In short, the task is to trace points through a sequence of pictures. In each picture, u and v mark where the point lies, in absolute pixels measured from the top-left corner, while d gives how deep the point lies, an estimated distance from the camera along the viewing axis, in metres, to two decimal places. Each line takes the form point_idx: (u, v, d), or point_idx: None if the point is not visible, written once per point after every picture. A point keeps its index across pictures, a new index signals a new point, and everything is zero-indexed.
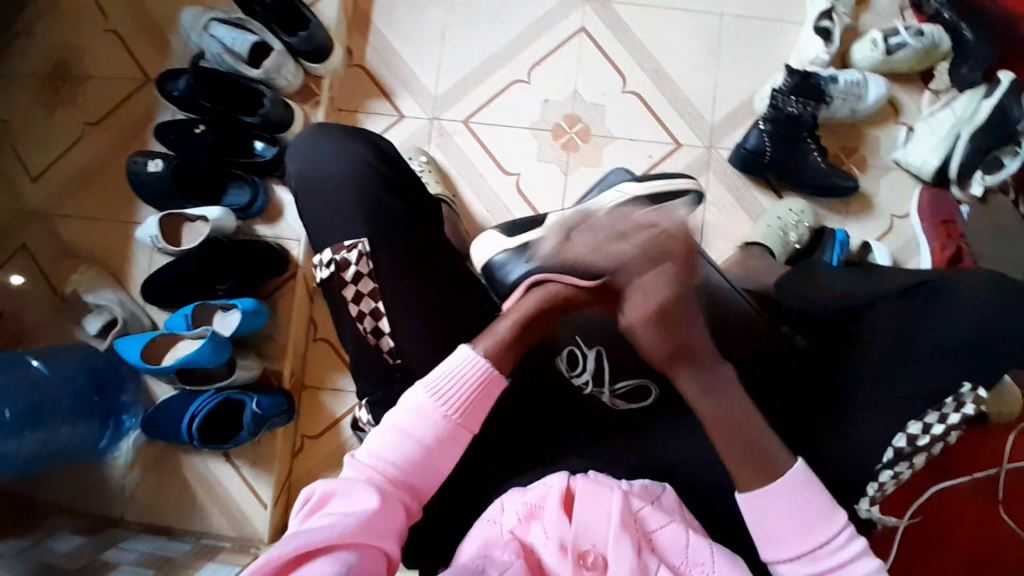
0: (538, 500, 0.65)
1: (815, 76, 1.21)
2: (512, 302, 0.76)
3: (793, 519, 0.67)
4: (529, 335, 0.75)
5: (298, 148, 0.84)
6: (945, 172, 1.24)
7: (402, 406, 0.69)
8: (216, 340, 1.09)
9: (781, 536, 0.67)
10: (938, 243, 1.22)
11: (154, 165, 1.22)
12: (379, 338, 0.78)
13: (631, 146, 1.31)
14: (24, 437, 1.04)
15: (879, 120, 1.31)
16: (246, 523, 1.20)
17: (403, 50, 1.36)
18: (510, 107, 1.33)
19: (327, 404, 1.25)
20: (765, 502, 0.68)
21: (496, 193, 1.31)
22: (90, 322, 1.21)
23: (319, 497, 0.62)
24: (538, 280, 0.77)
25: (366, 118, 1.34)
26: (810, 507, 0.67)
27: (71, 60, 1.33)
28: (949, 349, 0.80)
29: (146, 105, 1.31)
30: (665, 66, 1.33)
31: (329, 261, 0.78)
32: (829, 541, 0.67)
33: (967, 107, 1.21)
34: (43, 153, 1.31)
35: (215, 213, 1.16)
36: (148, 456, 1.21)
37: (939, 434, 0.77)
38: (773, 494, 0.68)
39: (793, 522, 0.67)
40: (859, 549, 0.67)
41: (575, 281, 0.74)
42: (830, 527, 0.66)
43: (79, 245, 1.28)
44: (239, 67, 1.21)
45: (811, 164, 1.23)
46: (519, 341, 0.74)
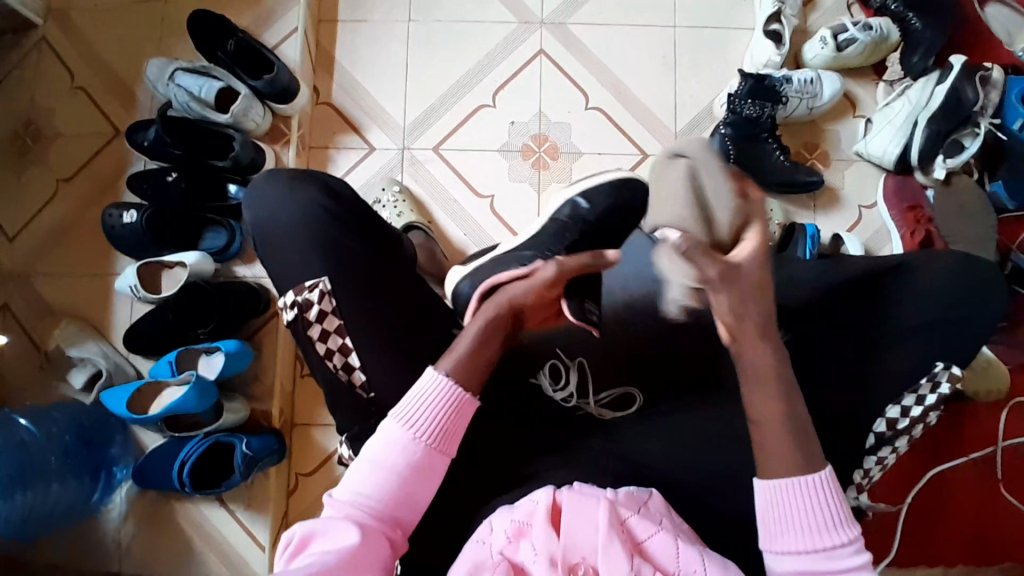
0: (526, 517, 0.66)
1: (769, 79, 1.25)
2: (471, 314, 0.79)
3: (806, 514, 0.64)
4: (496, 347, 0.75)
5: (257, 196, 0.84)
6: (906, 159, 1.28)
7: (375, 437, 0.69)
8: (201, 384, 1.09)
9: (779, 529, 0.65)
10: (907, 229, 1.25)
11: (129, 216, 1.22)
12: (351, 373, 0.78)
13: (600, 160, 1.34)
14: (15, 498, 1.03)
15: (836, 115, 1.35)
16: (243, 568, 1.18)
17: (370, 84, 1.38)
18: (477, 131, 1.36)
19: (319, 440, 1.24)
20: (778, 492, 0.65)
21: (470, 215, 1.33)
22: (75, 376, 1.21)
23: (300, 539, 0.62)
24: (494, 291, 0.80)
25: (337, 153, 1.37)
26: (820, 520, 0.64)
27: (40, 121, 1.35)
28: (914, 331, 0.82)
29: (118, 159, 1.33)
30: (625, 81, 1.37)
31: (291, 303, 0.79)
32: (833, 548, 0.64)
33: (921, 94, 1.23)
34: (18, 215, 1.32)
35: (193, 258, 1.18)
36: (139, 509, 1.20)
37: (917, 415, 0.79)
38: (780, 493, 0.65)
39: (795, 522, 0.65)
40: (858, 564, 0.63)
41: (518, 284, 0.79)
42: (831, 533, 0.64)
43: (58, 302, 1.28)
44: (205, 113, 1.23)
45: (774, 163, 1.26)
46: (490, 351, 0.74)
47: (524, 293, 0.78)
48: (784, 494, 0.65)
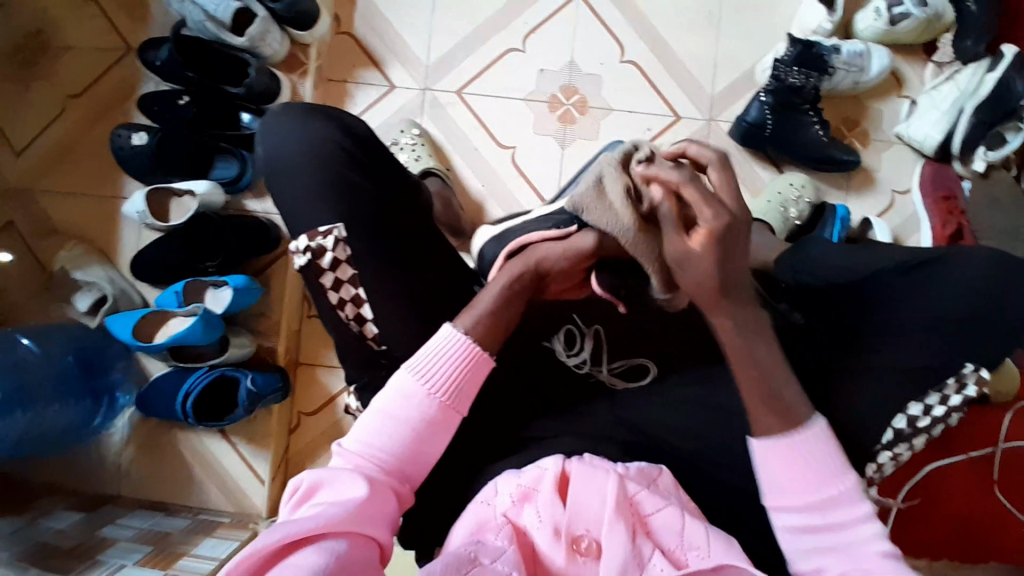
0: (532, 483, 0.66)
1: (818, 46, 1.17)
2: (495, 270, 0.76)
3: (805, 473, 0.66)
4: (512, 310, 0.73)
5: (271, 127, 0.81)
6: (947, 147, 1.22)
7: (388, 390, 0.68)
8: (207, 316, 1.08)
9: (784, 491, 0.67)
10: (939, 220, 1.21)
11: (139, 138, 1.19)
12: (362, 325, 0.77)
13: (629, 119, 1.28)
14: (16, 417, 1.01)
15: (881, 93, 1.28)
16: (242, 499, 1.21)
17: (395, 17, 1.31)
18: (503, 78, 1.29)
19: (323, 380, 1.24)
20: (779, 451, 0.66)
21: (489, 166, 1.29)
22: (79, 300, 1.20)
23: (307, 488, 0.62)
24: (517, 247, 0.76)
25: (355, 89, 1.31)
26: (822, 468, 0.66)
27: (50, 30, 1.28)
28: (942, 330, 0.80)
29: (128, 77, 1.27)
30: (665, 35, 1.29)
31: (304, 248, 0.76)
32: (835, 503, 0.66)
33: (971, 80, 1.18)
34: (25, 128, 1.27)
35: (203, 187, 1.14)
36: (141, 434, 1.22)
37: (939, 416, 0.78)
38: (778, 451, 0.66)
39: (797, 480, 0.66)
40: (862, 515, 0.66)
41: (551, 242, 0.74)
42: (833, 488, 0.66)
43: (64, 223, 1.26)
44: (222, 35, 1.15)
45: (813, 138, 1.21)
46: (505, 315, 0.72)
47: (553, 253, 0.74)
48: (784, 456, 0.66)
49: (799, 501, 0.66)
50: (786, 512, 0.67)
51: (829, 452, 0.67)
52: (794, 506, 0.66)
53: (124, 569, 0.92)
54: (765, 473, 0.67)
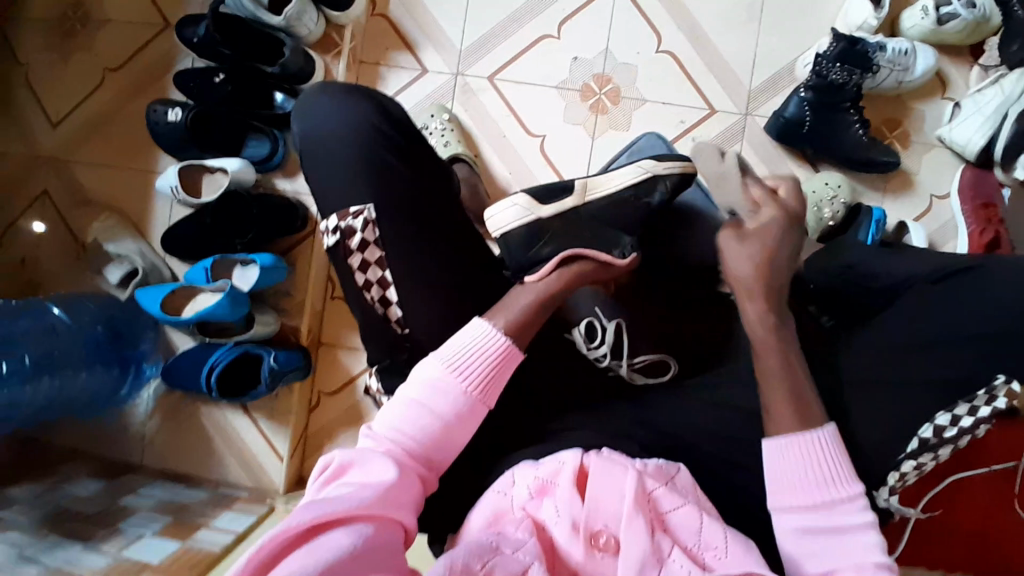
0: (550, 476, 0.66)
1: (862, 43, 1.14)
2: (536, 276, 0.79)
3: (811, 476, 0.68)
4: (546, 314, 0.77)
5: (310, 104, 0.81)
6: (991, 152, 1.17)
7: (419, 378, 0.69)
8: (234, 294, 1.09)
9: (789, 493, 0.68)
10: (977, 227, 1.16)
11: (174, 114, 1.20)
12: (388, 308, 0.77)
13: (663, 111, 1.26)
14: (42, 382, 1.04)
15: (926, 93, 1.24)
16: (261, 473, 1.22)
17: (430, 0, 1.30)
18: (536, 65, 1.28)
19: (343, 362, 1.25)
20: (788, 450, 0.69)
21: (518, 154, 1.28)
22: (111, 272, 1.21)
23: (336, 466, 0.62)
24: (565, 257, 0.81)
25: (387, 71, 1.30)
26: (832, 470, 0.68)
27: (89, 4, 1.29)
28: (986, 343, 0.77)
29: (163, 52, 1.28)
30: (703, 27, 1.26)
31: (335, 228, 0.77)
32: (839, 506, 0.67)
33: (1016, 86, 1.13)
34: (62, 100, 1.30)
35: (234, 165, 1.15)
36: (166, 406, 1.25)
37: (967, 427, 0.75)
38: (789, 448, 0.69)
39: (803, 481, 0.68)
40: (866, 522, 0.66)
41: (601, 259, 0.81)
42: (845, 489, 0.67)
43: (97, 196, 1.28)
44: (258, 12, 1.16)
45: (852, 138, 1.17)
46: (539, 318, 0.75)
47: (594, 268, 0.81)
48: (792, 460, 0.69)
49: (804, 502, 0.67)
50: (787, 513, 0.68)
51: (839, 454, 0.69)
52: (798, 503, 0.67)
53: (141, 540, 0.94)
54: (772, 470, 0.69)
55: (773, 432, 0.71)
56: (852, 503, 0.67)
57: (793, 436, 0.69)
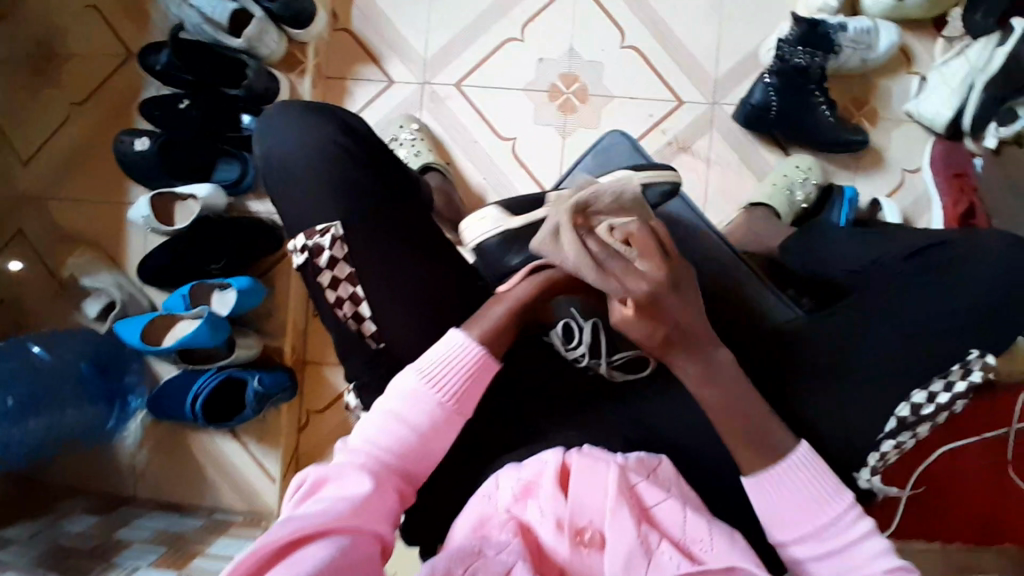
0: (533, 477, 0.67)
1: (822, 25, 1.14)
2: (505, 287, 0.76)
3: (796, 501, 0.66)
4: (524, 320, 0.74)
5: (269, 126, 0.81)
6: (957, 125, 1.18)
7: (395, 390, 0.69)
8: (213, 319, 1.09)
9: (785, 524, 0.66)
10: (950, 199, 1.16)
11: (141, 143, 1.20)
12: (362, 323, 0.77)
13: (632, 106, 1.26)
14: (27, 424, 1.04)
15: (890, 70, 1.24)
16: (255, 499, 1.23)
17: (391, 11, 1.30)
18: (502, 68, 1.28)
19: (329, 379, 1.25)
20: (766, 485, 0.66)
21: (490, 158, 1.28)
22: (89, 306, 1.22)
23: (312, 482, 0.62)
24: (539, 265, 0.76)
25: (354, 85, 1.30)
26: (814, 493, 0.66)
27: (50, 38, 1.29)
28: (958, 314, 0.78)
29: (128, 83, 1.28)
30: (665, 19, 1.26)
31: (302, 247, 0.77)
32: (834, 526, 0.65)
33: (981, 55, 1.12)
34: (30, 136, 1.29)
35: (204, 191, 1.15)
36: (156, 435, 1.24)
37: (944, 403, 0.76)
38: (766, 482, 0.66)
39: (794, 508, 0.66)
40: (868, 530, 0.65)
41: (571, 267, 0.74)
42: (834, 508, 0.65)
43: (73, 231, 1.28)
44: (218, 37, 1.16)
45: (820, 120, 1.18)
46: (516, 323, 0.73)
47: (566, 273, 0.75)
48: (772, 484, 0.66)
49: (802, 528, 0.65)
50: (793, 547, 0.66)
51: (819, 473, 0.67)
52: (800, 536, 0.65)
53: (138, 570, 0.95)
54: (766, 513, 0.67)
55: (749, 471, 0.67)
56: (846, 519, 0.65)
57: (766, 471, 0.66)
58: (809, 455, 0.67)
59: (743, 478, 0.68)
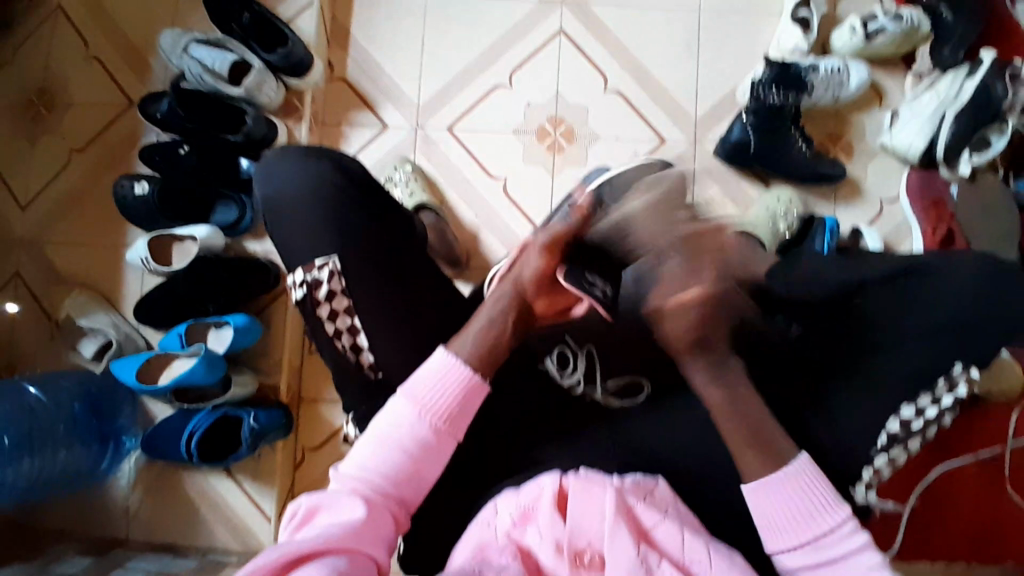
0: (531, 501, 0.66)
1: (794, 66, 1.21)
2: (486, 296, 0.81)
3: (793, 511, 0.66)
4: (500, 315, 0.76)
5: (268, 166, 0.84)
6: (932, 154, 1.24)
7: (385, 414, 0.69)
8: (209, 357, 1.09)
9: (778, 537, 0.67)
10: (930, 225, 1.21)
11: (141, 187, 1.22)
12: (359, 354, 0.78)
13: (617, 144, 1.32)
14: (21, 463, 1.03)
15: (863, 105, 1.31)
16: (248, 541, 1.20)
17: (386, 61, 1.36)
18: (492, 112, 1.34)
19: (325, 417, 1.24)
20: (766, 491, 0.67)
21: (482, 197, 1.32)
22: (86, 346, 1.23)
23: (304, 511, 0.62)
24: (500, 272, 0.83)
25: (350, 130, 1.35)
26: (811, 502, 0.66)
27: (56, 88, 1.34)
28: (940, 330, 0.80)
29: (130, 130, 1.32)
30: (646, 64, 1.33)
31: (301, 281, 0.79)
32: (828, 537, 0.65)
33: (951, 87, 1.19)
34: (32, 181, 1.32)
35: (204, 231, 1.17)
36: (147, 478, 1.22)
37: (933, 417, 0.78)
38: (768, 489, 0.67)
39: (786, 520, 0.66)
40: (863, 544, 0.65)
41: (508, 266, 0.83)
42: (829, 518, 0.66)
43: (71, 273, 1.29)
44: (219, 86, 1.22)
45: (797, 153, 1.23)
46: (489, 322, 0.75)
47: (530, 266, 0.80)
48: (770, 496, 0.67)
49: (792, 540, 0.66)
50: (784, 554, 0.66)
51: (818, 485, 0.67)
52: (790, 544, 0.66)
53: None
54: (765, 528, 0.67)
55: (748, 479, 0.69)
56: (841, 530, 0.65)
57: (767, 478, 0.67)
58: (809, 466, 0.68)
59: (743, 486, 0.69)
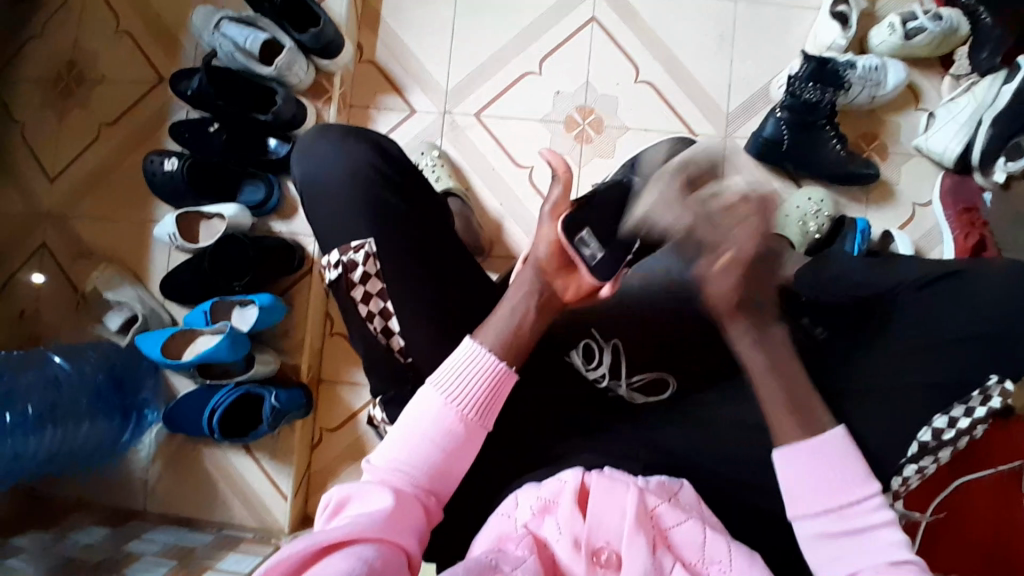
0: (552, 495, 0.66)
1: (831, 62, 1.19)
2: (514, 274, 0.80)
3: (827, 477, 0.64)
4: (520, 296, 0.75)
5: (304, 148, 0.84)
6: (967, 159, 1.21)
7: (413, 405, 0.70)
8: (234, 334, 1.10)
9: (807, 498, 0.64)
10: (961, 231, 1.19)
11: (170, 164, 1.23)
12: (390, 337, 0.79)
13: (645, 137, 1.30)
14: (43, 434, 1.05)
15: (897, 107, 1.28)
16: (265, 516, 1.22)
17: (415, 44, 1.35)
18: (521, 100, 1.32)
19: (345, 398, 1.26)
20: (798, 457, 0.65)
21: (507, 185, 1.31)
22: (111, 319, 1.24)
23: (337, 501, 0.63)
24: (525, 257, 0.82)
25: (377, 114, 1.35)
26: (841, 471, 0.64)
27: (86, 61, 1.34)
28: (977, 344, 0.78)
29: (159, 106, 1.33)
30: (678, 56, 1.31)
31: (336, 262, 0.79)
32: (853, 509, 0.63)
33: (988, 92, 1.16)
34: (60, 155, 1.33)
35: (231, 211, 1.19)
36: (167, 451, 1.24)
37: (965, 428, 0.76)
38: (807, 454, 0.65)
39: (820, 486, 0.64)
40: (886, 519, 0.63)
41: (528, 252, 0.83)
42: (855, 490, 0.63)
43: (97, 247, 1.30)
44: (250, 65, 1.21)
45: (830, 153, 1.21)
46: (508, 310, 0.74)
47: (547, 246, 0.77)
48: (806, 464, 0.65)
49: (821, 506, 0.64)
50: (808, 519, 0.64)
51: (849, 456, 0.65)
52: (820, 510, 0.64)
53: None
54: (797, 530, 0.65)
55: (780, 443, 0.66)
56: (867, 504, 0.63)
57: (803, 444, 0.65)
58: (845, 437, 0.66)
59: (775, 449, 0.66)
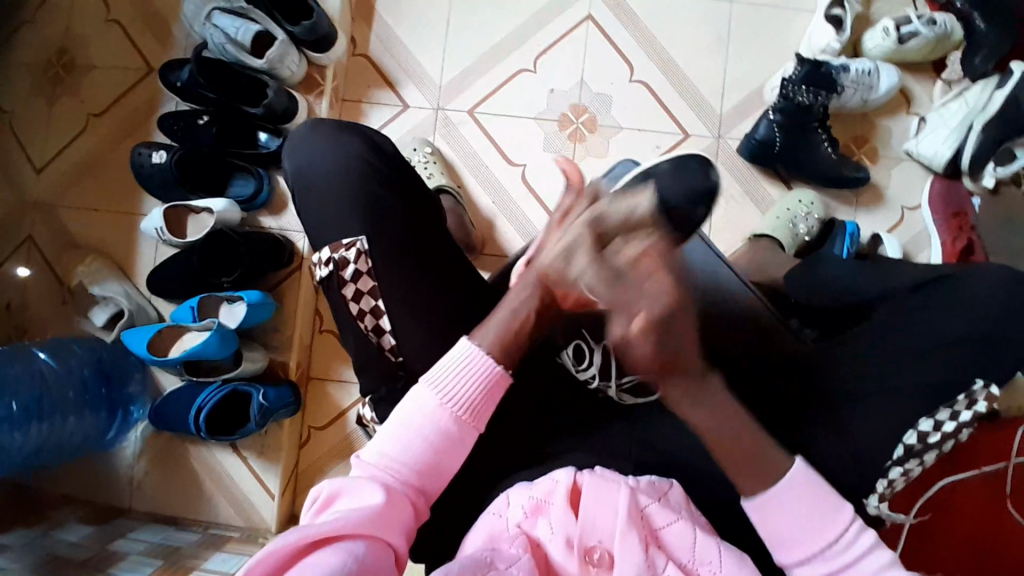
0: (544, 495, 0.66)
1: (826, 66, 1.18)
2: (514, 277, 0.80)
3: (801, 516, 0.65)
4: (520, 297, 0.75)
5: (296, 144, 0.83)
6: (957, 163, 1.22)
7: (407, 402, 0.69)
8: (223, 331, 1.09)
9: (789, 540, 0.65)
10: (949, 236, 1.21)
11: (158, 156, 1.22)
12: (381, 337, 0.78)
13: (639, 137, 1.30)
14: (30, 428, 1.04)
15: (891, 110, 1.29)
16: (253, 513, 1.21)
17: (408, 40, 1.34)
18: (516, 98, 1.32)
19: (334, 396, 1.25)
20: (768, 501, 0.66)
21: (500, 183, 1.30)
22: (97, 314, 1.22)
23: (326, 496, 0.62)
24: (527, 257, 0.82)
25: (370, 108, 1.33)
26: (815, 505, 0.65)
27: (73, 50, 1.32)
28: (965, 347, 0.78)
29: (148, 97, 1.31)
30: (673, 56, 1.31)
31: (327, 260, 0.78)
32: (836, 540, 0.65)
33: (980, 97, 1.19)
34: (45, 146, 1.31)
35: (219, 205, 1.17)
36: (154, 448, 1.23)
37: (950, 432, 0.76)
38: (773, 497, 0.65)
39: (796, 524, 0.65)
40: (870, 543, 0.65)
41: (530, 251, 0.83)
42: (834, 525, 0.65)
43: (84, 240, 1.28)
44: (241, 56, 1.19)
45: (822, 156, 1.21)
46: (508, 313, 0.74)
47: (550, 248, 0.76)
48: (775, 503, 0.66)
49: (805, 543, 0.65)
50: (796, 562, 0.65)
51: (819, 491, 0.66)
52: (801, 546, 0.65)
53: None
54: (765, 529, 0.66)
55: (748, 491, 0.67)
56: (849, 532, 0.65)
57: (769, 487, 0.66)
58: (806, 471, 0.66)
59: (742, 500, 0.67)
